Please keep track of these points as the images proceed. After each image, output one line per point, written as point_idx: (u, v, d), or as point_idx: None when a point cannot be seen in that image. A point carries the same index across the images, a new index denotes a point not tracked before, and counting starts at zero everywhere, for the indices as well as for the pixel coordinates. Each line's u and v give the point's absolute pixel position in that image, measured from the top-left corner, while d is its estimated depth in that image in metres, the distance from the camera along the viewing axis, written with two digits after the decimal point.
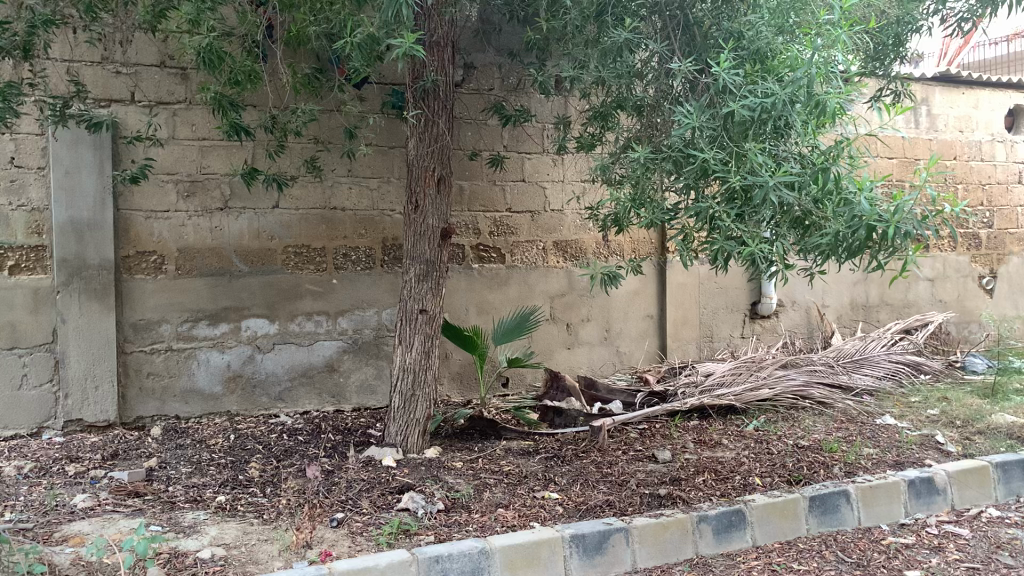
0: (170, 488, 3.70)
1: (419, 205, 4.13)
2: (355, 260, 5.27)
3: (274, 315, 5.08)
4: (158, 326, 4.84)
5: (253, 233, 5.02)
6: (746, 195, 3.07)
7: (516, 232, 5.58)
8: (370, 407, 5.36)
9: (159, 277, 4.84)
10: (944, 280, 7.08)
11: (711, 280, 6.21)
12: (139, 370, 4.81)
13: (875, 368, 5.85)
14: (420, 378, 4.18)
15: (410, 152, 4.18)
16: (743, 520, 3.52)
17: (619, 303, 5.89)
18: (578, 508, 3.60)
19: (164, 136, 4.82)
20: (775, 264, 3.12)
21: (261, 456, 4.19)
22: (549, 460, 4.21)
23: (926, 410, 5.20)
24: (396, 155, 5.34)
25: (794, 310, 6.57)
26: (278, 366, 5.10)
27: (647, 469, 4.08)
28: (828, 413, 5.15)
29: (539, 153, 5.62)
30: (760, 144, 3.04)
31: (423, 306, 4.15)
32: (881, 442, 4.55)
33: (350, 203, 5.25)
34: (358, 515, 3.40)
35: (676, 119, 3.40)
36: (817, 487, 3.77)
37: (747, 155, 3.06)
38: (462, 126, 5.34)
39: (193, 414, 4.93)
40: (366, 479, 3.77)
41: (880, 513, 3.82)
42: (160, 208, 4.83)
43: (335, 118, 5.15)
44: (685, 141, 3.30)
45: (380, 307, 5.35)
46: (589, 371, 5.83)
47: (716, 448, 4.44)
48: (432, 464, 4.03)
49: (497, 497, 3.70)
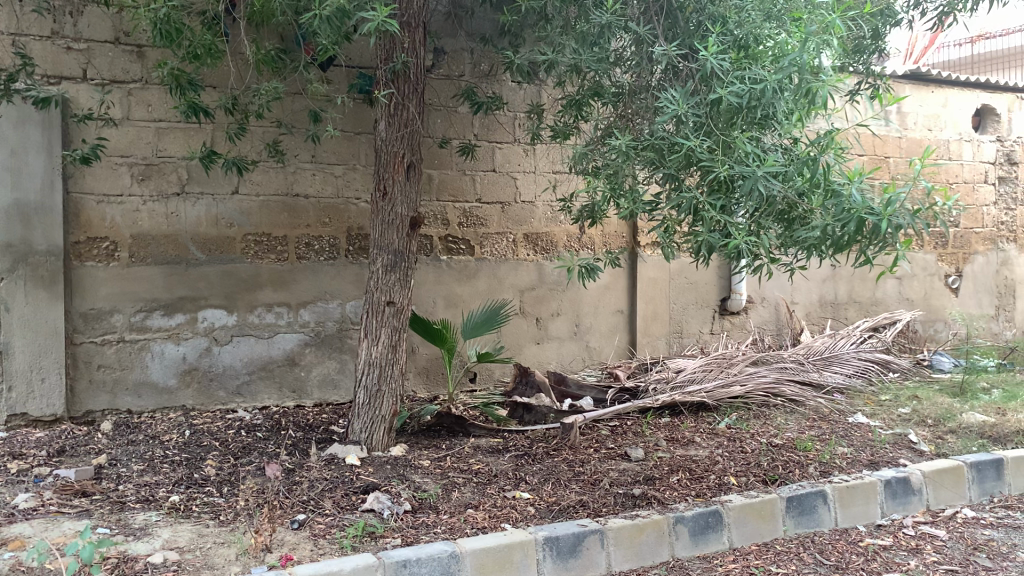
0: (119, 487, 3.50)
1: (388, 193, 3.96)
2: (318, 249, 5.08)
3: (232, 306, 4.87)
4: (110, 316, 4.62)
5: (211, 220, 4.81)
6: (732, 185, 2.96)
7: (486, 223, 5.43)
8: (333, 403, 5.17)
9: (111, 264, 4.61)
10: (911, 278, 7.08)
11: (681, 275, 6.12)
12: (89, 362, 4.59)
13: (845, 366, 5.81)
14: (387, 372, 4.02)
15: (378, 137, 4.01)
16: (720, 521, 3.42)
17: (589, 297, 5.77)
18: (551, 509, 3.47)
19: (117, 117, 4.59)
20: (760, 258, 2.99)
21: (218, 453, 4.00)
22: (519, 459, 4.08)
23: (897, 409, 5.16)
24: (363, 141, 5.16)
25: (763, 306, 6.51)
26: (236, 359, 4.89)
27: (620, 468, 3.96)
28: (799, 411, 5.08)
29: (510, 142, 5.48)
30: (748, 132, 2.94)
31: (391, 298, 3.98)
32: (855, 441, 4.49)
33: (314, 189, 5.06)
34: (321, 517, 3.23)
35: (659, 106, 3.28)
36: (794, 488, 3.68)
37: (734, 144, 2.95)
38: (432, 113, 5.18)
39: (146, 408, 4.70)
40: (329, 478, 3.60)
41: (856, 514, 3.74)
42: (113, 192, 4.60)
43: (300, 101, 4.95)
44: (670, 128, 3.19)
45: (344, 299, 5.16)
46: (558, 367, 5.71)
47: (689, 446, 4.34)
48: (398, 463, 3.87)
49: (466, 497, 3.56)
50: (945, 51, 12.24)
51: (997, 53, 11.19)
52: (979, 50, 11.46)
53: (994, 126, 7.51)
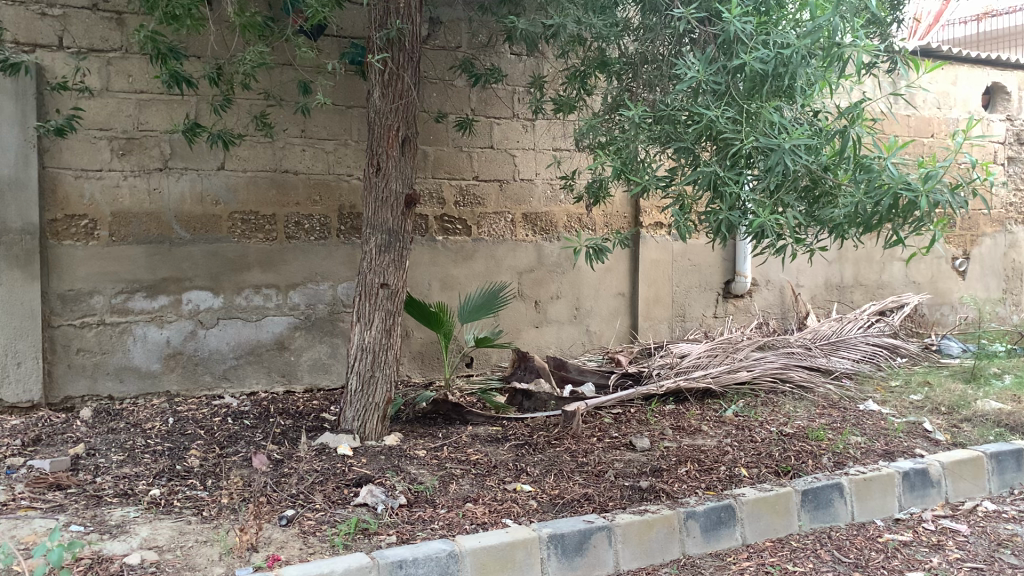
0: (96, 480, 3.30)
1: (382, 168, 3.75)
2: (309, 229, 4.86)
3: (219, 288, 4.65)
4: (89, 298, 4.40)
5: (196, 197, 4.58)
6: (755, 160, 2.75)
7: (483, 202, 5.22)
8: (324, 388, 4.97)
9: (91, 244, 4.39)
10: (919, 261, 6.90)
11: (684, 257, 5.91)
12: (68, 346, 4.37)
13: (852, 351, 5.64)
14: (381, 357, 3.82)
15: (372, 109, 3.79)
16: (733, 516, 3.25)
17: (590, 279, 5.57)
18: (554, 503, 3.28)
19: (97, 87, 4.36)
20: (783, 238, 2.80)
21: (203, 442, 3.80)
22: (519, 448, 3.89)
23: (908, 396, 4.98)
24: (354, 115, 4.93)
25: (768, 290, 6.30)
26: (222, 343, 4.69)
27: (626, 459, 3.77)
28: (808, 398, 4.90)
29: (509, 117, 5.26)
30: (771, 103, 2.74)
31: (385, 280, 3.77)
32: (869, 430, 4.31)
33: (303, 165, 4.83)
34: (311, 512, 3.04)
35: (676, 75, 3.07)
36: (809, 480, 3.51)
37: (758, 115, 2.75)
38: (427, 86, 4.95)
39: (128, 394, 4.50)
40: (319, 470, 3.40)
41: (874, 507, 3.57)
42: (92, 166, 4.37)
43: (289, 73, 4.72)
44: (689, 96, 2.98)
45: (336, 281, 4.95)
46: (557, 351, 5.52)
47: (695, 435, 4.16)
48: (392, 453, 3.68)
49: (464, 490, 3.37)
50: (950, 31, 12.04)
51: (1003, 32, 10.96)
52: (985, 28, 11.27)
53: (1004, 104, 7.31)
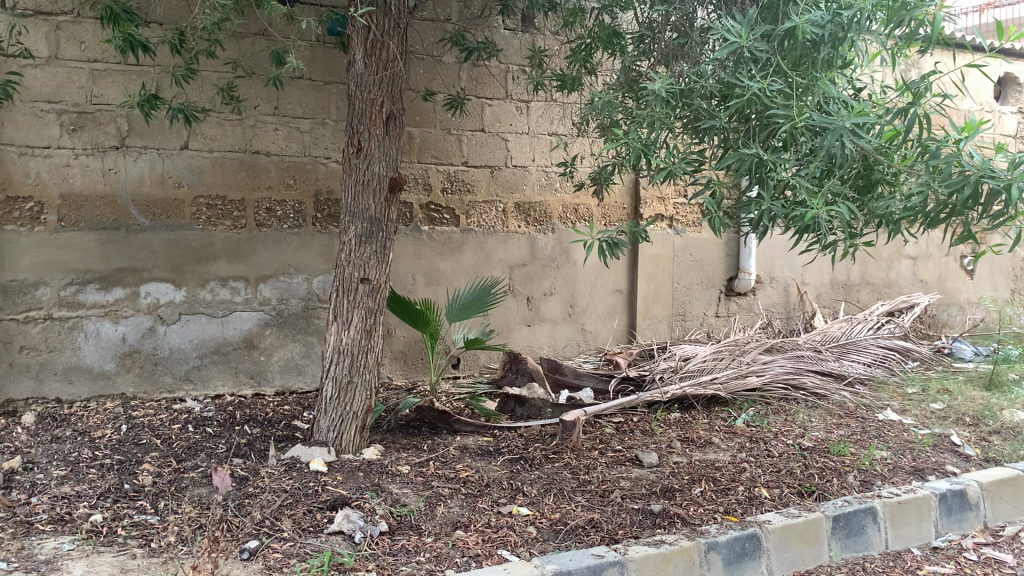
0: (30, 501, 2.86)
1: (363, 148, 3.33)
2: (281, 215, 4.42)
3: (180, 280, 4.21)
4: (35, 290, 3.95)
5: (156, 179, 4.14)
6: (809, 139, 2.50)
7: (473, 190, 4.82)
8: (296, 391, 4.53)
9: (37, 229, 3.94)
10: (927, 259, 6.59)
11: (686, 252, 5.51)
12: (9, 342, 3.93)
13: (863, 354, 5.27)
14: (360, 361, 3.40)
15: (352, 81, 3.37)
16: (757, 547, 2.88)
17: (586, 274, 5.18)
18: (555, 530, 2.89)
19: (44, 54, 3.90)
20: (835, 235, 2.53)
21: (158, 455, 3.37)
22: (513, 464, 3.50)
23: (928, 405, 4.63)
24: (334, 92, 4.50)
25: (772, 288, 5.92)
26: (185, 341, 4.26)
27: (632, 477, 3.38)
28: (823, 406, 4.54)
29: (502, 98, 4.85)
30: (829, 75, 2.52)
31: (365, 274, 3.36)
32: (893, 443, 3.95)
33: (276, 146, 4.39)
34: (278, 543, 2.62)
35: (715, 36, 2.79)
36: (839, 505, 3.14)
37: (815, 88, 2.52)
38: (414, 61, 4.54)
39: (78, 397, 4.06)
40: (289, 490, 2.99)
41: (909, 534, 3.22)
42: (38, 143, 3.92)
43: (261, 43, 4.29)
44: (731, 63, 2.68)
45: (311, 273, 4.51)
46: (550, 352, 5.13)
47: (706, 448, 3.78)
48: (372, 469, 3.28)
49: (453, 514, 2.97)
50: None
51: None
52: None
53: (1017, 96, 6.91)
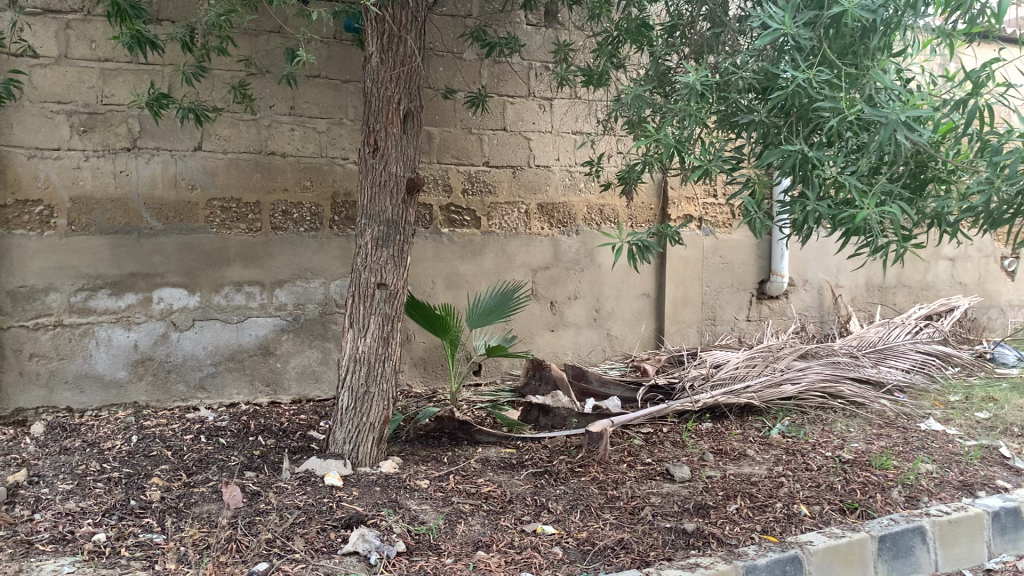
0: (32, 518, 2.74)
1: (380, 148, 3.18)
2: (298, 218, 4.29)
3: (194, 285, 4.09)
4: (44, 296, 3.84)
5: (168, 181, 4.03)
6: (861, 131, 2.38)
7: (494, 190, 4.66)
8: (313, 399, 4.40)
9: (46, 233, 3.83)
10: (966, 260, 6.34)
11: (716, 254, 5.32)
12: (18, 350, 3.83)
13: (901, 360, 5.01)
14: (377, 369, 3.25)
15: (367, 78, 3.23)
16: (799, 570, 2.69)
17: (612, 277, 5.01)
18: (582, 550, 2.72)
19: (54, 53, 3.80)
20: (887, 238, 2.39)
21: (168, 468, 3.24)
22: (538, 478, 3.33)
23: (972, 414, 4.41)
24: (351, 90, 4.36)
25: (806, 291, 5.71)
26: (198, 348, 4.13)
27: (663, 492, 3.20)
28: (861, 415, 4.33)
29: (525, 96, 4.69)
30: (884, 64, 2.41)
31: (382, 279, 3.21)
32: (938, 455, 3.74)
33: (292, 147, 4.26)
34: (289, 565, 2.46)
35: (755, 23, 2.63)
36: (886, 524, 2.94)
37: (866, 77, 2.40)
38: (433, 58, 4.39)
39: (89, 406, 3.95)
40: (302, 507, 2.84)
41: (960, 555, 3.02)
42: (48, 144, 3.81)
43: (276, 40, 4.16)
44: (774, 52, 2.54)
45: (328, 278, 4.38)
46: (574, 358, 4.97)
47: (741, 461, 3.59)
48: (389, 484, 3.13)
49: (475, 532, 2.81)
50: None
51: None
52: None
53: None
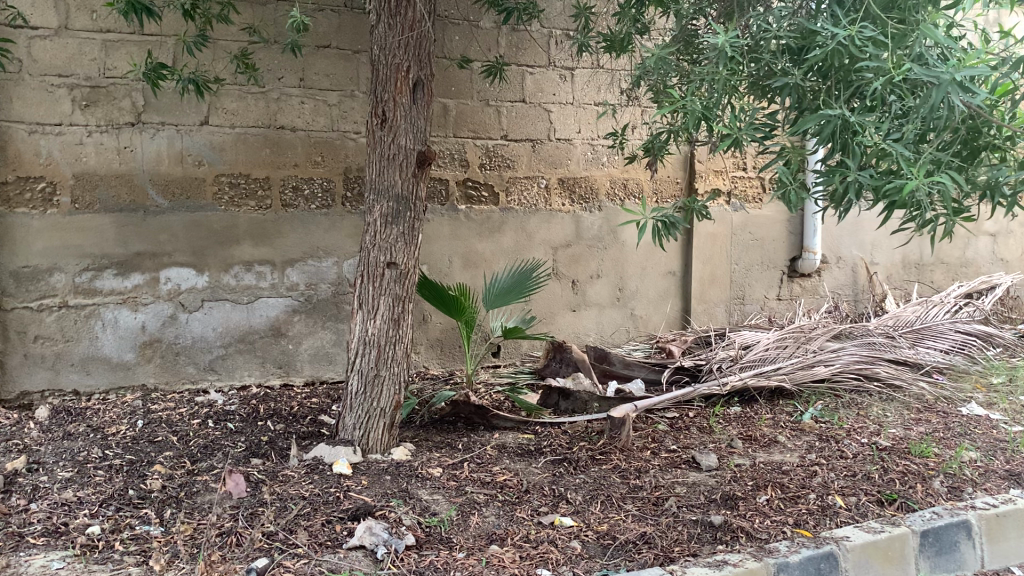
0: (28, 509, 2.63)
1: (388, 119, 3.01)
2: (309, 195, 4.14)
3: (202, 264, 3.96)
4: (49, 276, 3.73)
5: (175, 156, 3.89)
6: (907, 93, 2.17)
7: (513, 165, 4.48)
8: (327, 381, 4.27)
9: (50, 212, 3.71)
10: (1008, 236, 6.07)
11: (745, 229, 5.10)
12: (23, 332, 3.72)
13: (941, 340, 4.75)
14: (388, 352, 3.10)
15: (375, 44, 3.05)
16: (834, 568, 2.51)
17: (636, 255, 4.82)
18: (603, 545, 2.56)
19: (53, 24, 3.65)
20: (936, 211, 2.18)
21: (171, 455, 3.12)
22: (556, 466, 3.17)
23: (1017, 398, 4.19)
24: (362, 61, 4.19)
25: (839, 268, 5.49)
26: (208, 330, 4.01)
27: (689, 482, 3.03)
28: (899, 399, 4.12)
29: (544, 65, 4.49)
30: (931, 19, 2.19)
31: (392, 258, 3.04)
32: (982, 442, 3.53)
33: (302, 121, 4.10)
34: (290, 561, 2.32)
35: None
36: (928, 517, 2.75)
37: (912, 34, 2.19)
38: (447, 26, 4.21)
39: (97, 389, 3.85)
40: (307, 497, 2.71)
41: (1008, 550, 2.82)
42: (49, 120, 3.68)
43: (283, 8, 3.99)
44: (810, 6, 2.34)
45: (340, 257, 4.23)
46: (597, 339, 4.80)
47: (772, 448, 3.41)
48: (400, 472, 2.98)
49: (488, 524, 2.66)
50: None
51: None
52: None
53: None
